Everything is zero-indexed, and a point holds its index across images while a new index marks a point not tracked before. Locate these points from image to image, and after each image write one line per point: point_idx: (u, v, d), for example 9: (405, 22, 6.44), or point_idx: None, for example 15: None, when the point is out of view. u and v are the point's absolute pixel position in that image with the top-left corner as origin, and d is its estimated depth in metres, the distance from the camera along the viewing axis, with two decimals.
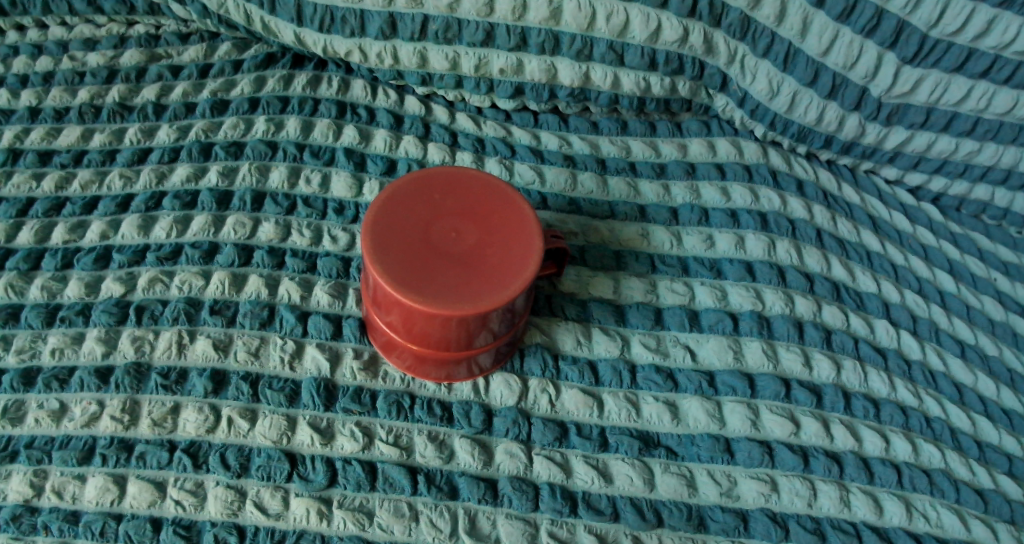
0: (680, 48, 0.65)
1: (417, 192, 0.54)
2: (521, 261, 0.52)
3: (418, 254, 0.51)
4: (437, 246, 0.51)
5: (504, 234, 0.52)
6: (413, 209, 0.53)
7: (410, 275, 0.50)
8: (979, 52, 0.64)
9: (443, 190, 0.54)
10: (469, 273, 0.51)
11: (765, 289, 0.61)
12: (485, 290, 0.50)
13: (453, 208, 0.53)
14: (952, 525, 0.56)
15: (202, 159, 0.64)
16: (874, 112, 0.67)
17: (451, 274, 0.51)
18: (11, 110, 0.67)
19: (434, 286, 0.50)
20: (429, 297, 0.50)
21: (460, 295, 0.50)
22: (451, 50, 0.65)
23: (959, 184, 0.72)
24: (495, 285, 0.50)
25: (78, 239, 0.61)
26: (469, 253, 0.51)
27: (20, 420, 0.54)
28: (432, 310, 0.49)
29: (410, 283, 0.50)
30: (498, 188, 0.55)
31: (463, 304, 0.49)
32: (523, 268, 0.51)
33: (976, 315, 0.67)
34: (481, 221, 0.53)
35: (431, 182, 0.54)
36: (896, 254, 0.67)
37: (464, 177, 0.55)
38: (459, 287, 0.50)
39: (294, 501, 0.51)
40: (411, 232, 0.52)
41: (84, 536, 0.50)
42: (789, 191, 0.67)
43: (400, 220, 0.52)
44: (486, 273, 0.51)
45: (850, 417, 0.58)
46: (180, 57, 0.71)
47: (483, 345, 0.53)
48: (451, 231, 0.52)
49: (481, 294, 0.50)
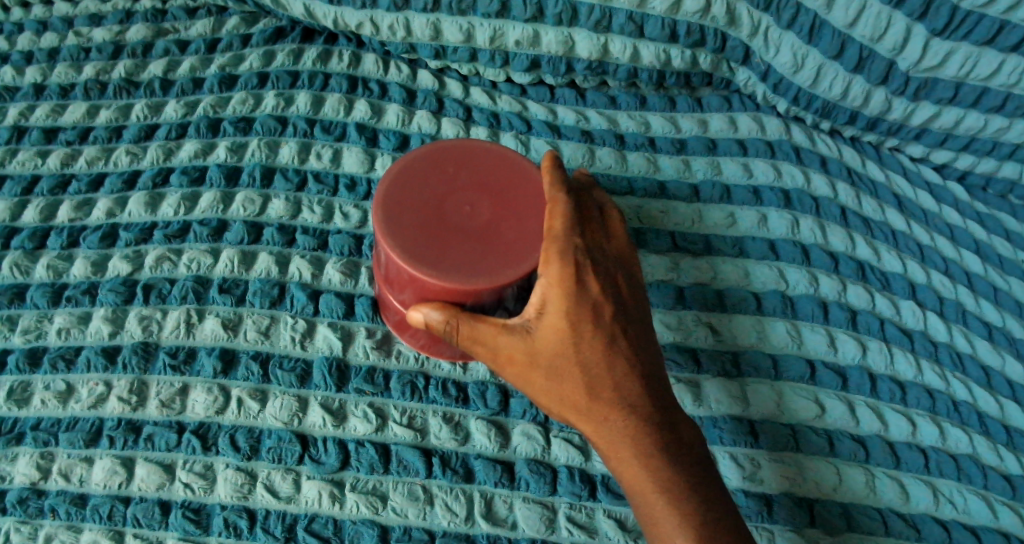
0: (701, 19, 0.63)
1: (428, 163, 0.52)
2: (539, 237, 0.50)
3: (431, 229, 0.50)
4: (451, 222, 0.50)
5: (521, 209, 0.51)
6: (424, 182, 0.51)
7: (423, 251, 0.49)
8: (1012, 24, 0.61)
9: (455, 161, 0.52)
10: (483, 248, 0.49)
11: (788, 268, 0.59)
12: (501, 268, 0.49)
13: (466, 180, 0.51)
14: (980, 512, 0.54)
15: (210, 135, 0.62)
16: (901, 87, 0.65)
17: (467, 250, 0.49)
18: (16, 87, 0.66)
19: (449, 263, 0.49)
20: (442, 274, 0.48)
21: (472, 272, 0.48)
22: (465, 22, 0.64)
23: (987, 163, 0.69)
24: (509, 262, 0.49)
25: (84, 217, 0.59)
26: (485, 228, 0.50)
27: (26, 401, 0.53)
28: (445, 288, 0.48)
29: (420, 259, 0.49)
30: (514, 158, 0.53)
31: (475, 281, 0.48)
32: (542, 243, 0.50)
33: (1004, 297, 0.65)
34: (497, 195, 0.51)
35: (442, 153, 0.53)
36: (923, 233, 0.65)
37: (478, 148, 0.53)
38: (470, 263, 0.49)
39: (306, 484, 0.50)
40: (423, 207, 0.50)
41: (91, 520, 0.49)
42: (813, 167, 0.65)
43: (413, 195, 0.51)
44: (500, 248, 0.49)
45: (876, 400, 0.56)
46: (188, 32, 0.69)
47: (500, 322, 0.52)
48: (466, 203, 0.50)
49: (494, 270, 0.48)
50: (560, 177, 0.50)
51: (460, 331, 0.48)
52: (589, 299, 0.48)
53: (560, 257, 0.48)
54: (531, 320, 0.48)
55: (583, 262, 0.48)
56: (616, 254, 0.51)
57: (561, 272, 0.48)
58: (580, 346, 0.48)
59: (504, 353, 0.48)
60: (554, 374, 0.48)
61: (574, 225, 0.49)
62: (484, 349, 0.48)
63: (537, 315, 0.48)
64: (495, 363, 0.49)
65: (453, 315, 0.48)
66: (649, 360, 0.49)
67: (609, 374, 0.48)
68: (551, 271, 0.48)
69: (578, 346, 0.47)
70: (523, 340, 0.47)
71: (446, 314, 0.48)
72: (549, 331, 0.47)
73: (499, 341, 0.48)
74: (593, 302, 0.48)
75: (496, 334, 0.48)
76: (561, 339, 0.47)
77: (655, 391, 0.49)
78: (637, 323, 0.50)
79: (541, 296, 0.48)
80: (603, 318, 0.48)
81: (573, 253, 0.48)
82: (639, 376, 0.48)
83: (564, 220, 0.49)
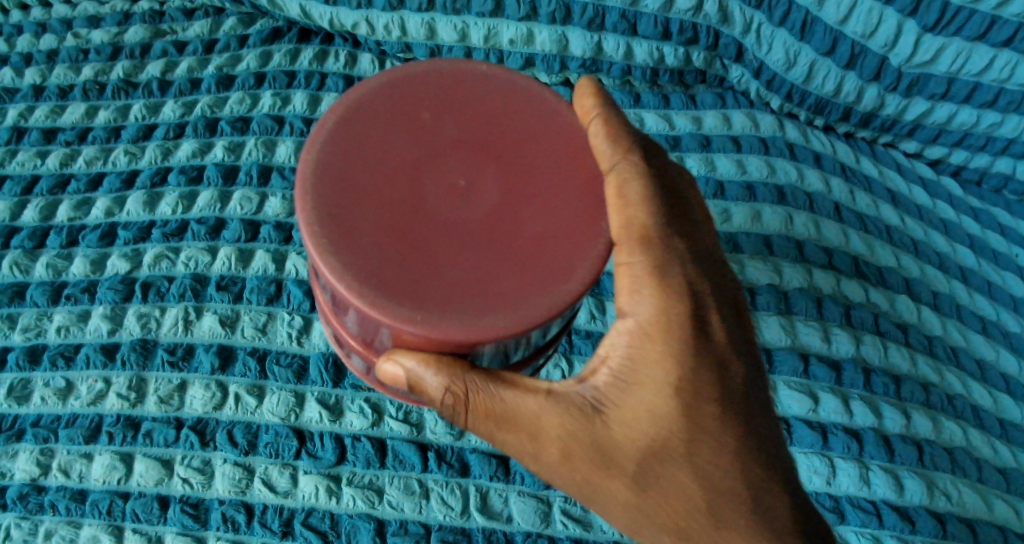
0: (694, 17, 0.64)
1: (402, 111, 0.40)
2: (573, 242, 0.38)
3: (410, 233, 0.37)
4: (439, 209, 0.37)
5: (545, 193, 0.39)
6: (398, 142, 0.39)
7: (401, 260, 0.37)
8: (1003, 19, 0.61)
9: (442, 108, 0.40)
10: (490, 254, 0.37)
11: (783, 264, 0.60)
12: (520, 291, 0.37)
13: (453, 144, 0.39)
14: (974, 504, 0.55)
15: (208, 135, 0.63)
16: (894, 83, 0.65)
17: (466, 258, 0.37)
18: (16, 88, 0.66)
19: (441, 280, 0.36)
20: (437, 301, 0.36)
21: (480, 294, 0.36)
22: (460, 21, 0.64)
23: (980, 158, 0.69)
24: (527, 272, 0.37)
25: (84, 216, 0.60)
26: (491, 221, 0.37)
27: (26, 399, 0.54)
28: (441, 325, 0.36)
29: (403, 281, 0.36)
30: (520, 113, 0.40)
31: (485, 308, 0.36)
32: (574, 243, 0.38)
33: (998, 292, 0.65)
34: (508, 167, 0.39)
35: (421, 95, 0.40)
36: (917, 228, 0.65)
37: (475, 88, 0.41)
38: (475, 279, 0.37)
39: (303, 478, 0.51)
40: (398, 185, 0.38)
41: (91, 515, 0.50)
42: (807, 163, 0.65)
43: (381, 164, 0.38)
44: (511, 252, 0.37)
45: (871, 394, 0.57)
46: (185, 33, 0.69)
47: (520, 360, 0.42)
48: (460, 179, 0.38)
49: (510, 286, 0.37)
50: (622, 135, 0.42)
51: (480, 408, 0.39)
52: (711, 356, 0.41)
53: (654, 288, 0.41)
54: (608, 393, 0.41)
55: (691, 300, 0.42)
56: (713, 264, 0.43)
57: (655, 313, 0.41)
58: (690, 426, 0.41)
59: (575, 447, 0.40)
60: (647, 470, 0.41)
61: (660, 227, 0.42)
62: (534, 439, 0.40)
63: (619, 387, 0.41)
64: (537, 451, 0.41)
65: (465, 375, 0.38)
66: (768, 436, 0.42)
67: (724, 461, 0.41)
68: (641, 318, 0.41)
69: (678, 418, 0.40)
70: (599, 426, 0.40)
71: (444, 371, 0.38)
72: (637, 406, 0.40)
73: (565, 430, 0.40)
74: (696, 349, 0.41)
75: (537, 414, 0.40)
76: (653, 418, 0.40)
77: (767, 451, 0.42)
78: (744, 355, 0.43)
79: (623, 358, 0.41)
80: (727, 384, 0.42)
81: (664, 268, 0.41)
82: (749, 437, 0.42)
83: (647, 212, 0.41)
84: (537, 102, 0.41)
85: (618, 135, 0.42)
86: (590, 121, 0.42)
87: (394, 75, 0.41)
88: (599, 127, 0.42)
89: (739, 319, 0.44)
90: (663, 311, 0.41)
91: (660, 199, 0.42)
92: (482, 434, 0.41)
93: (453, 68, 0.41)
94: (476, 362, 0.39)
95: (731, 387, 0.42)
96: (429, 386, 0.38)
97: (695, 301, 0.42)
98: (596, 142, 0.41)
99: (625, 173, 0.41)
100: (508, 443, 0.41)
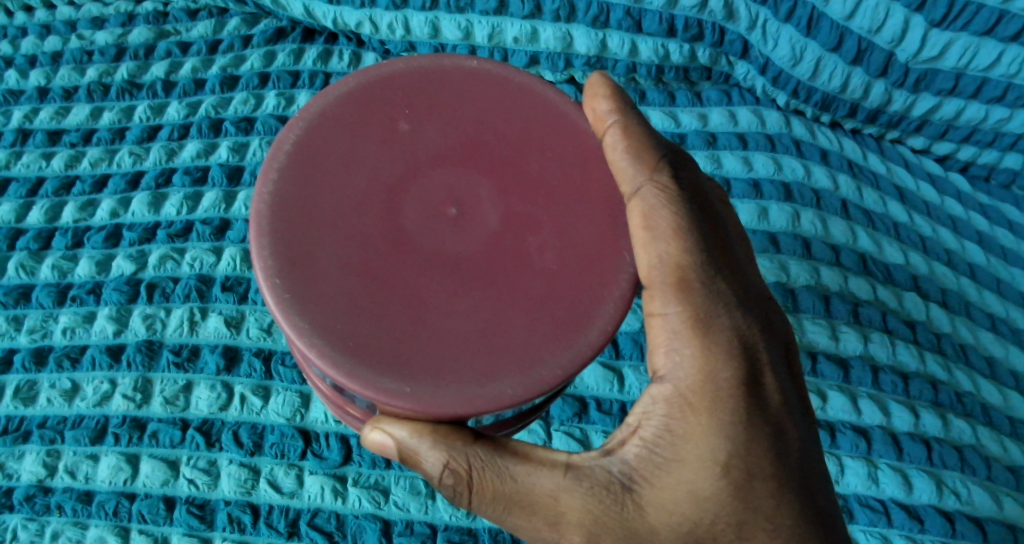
0: (699, 13, 0.64)
1: (373, 124, 0.38)
2: (570, 266, 0.36)
3: (388, 267, 0.35)
4: (424, 238, 0.36)
5: (550, 209, 0.37)
6: (372, 160, 0.37)
7: (381, 300, 0.35)
8: (1011, 14, 0.61)
9: (419, 117, 0.38)
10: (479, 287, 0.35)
11: (789, 261, 0.59)
12: (514, 328, 0.35)
13: (433, 161, 0.37)
14: (983, 502, 0.54)
15: (213, 135, 0.63)
16: (900, 79, 0.65)
17: (457, 294, 0.35)
18: (21, 90, 0.67)
19: (427, 325, 0.35)
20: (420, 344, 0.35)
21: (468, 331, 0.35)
22: (464, 20, 0.64)
23: (989, 154, 0.68)
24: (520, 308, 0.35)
25: (89, 218, 0.60)
26: (487, 246, 0.36)
27: (32, 400, 0.54)
28: (425, 368, 0.34)
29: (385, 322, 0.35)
30: (505, 125, 0.39)
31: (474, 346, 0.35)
32: (569, 270, 0.36)
33: (1008, 288, 0.65)
34: (505, 181, 0.37)
35: (393, 103, 0.39)
36: (924, 224, 0.65)
37: (450, 91, 0.39)
38: (460, 316, 0.35)
39: (309, 479, 0.51)
40: (374, 213, 0.36)
41: (97, 516, 0.50)
42: (813, 160, 0.65)
43: (351, 190, 0.37)
44: (499, 282, 0.35)
45: (879, 392, 0.56)
46: (189, 34, 0.69)
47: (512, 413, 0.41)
48: (450, 202, 0.36)
49: (505, 324, 0.35)
50: (643, 151, 0.41)
51: (485, 486, 0.38)
52: (761, 413, 0.40)
53: (695, 347, 0.39)
54: (639, 470, 0.39)
55: (736, 351, 0.40)
56: (757, 298, 0.42)
57: (699, 378, 0.39)
58: (745, 496, 0.39)
59: (603, 533, 0.38)
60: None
61: (695, 263, 0.40)
62: (554, 526, 0.38)
63: (653, 464, 0.39)
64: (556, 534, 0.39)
65: (466, 451, 0.37)
66: (823, 493, 0.41)
67: (781, 527, 0.39)
68: (681, 384, 0.39)
69: (725, 497, 0.38)
70: (630, 508, 0.38)
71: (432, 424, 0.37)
72: (677, 485, 0.38)
73: (589, 515, 0.38)
74: (745, 415, 0.39)
75: (556, 498, 0.38)
76: (696, 499, 0.38)
77: (826, 517, 0.40)
78: (795, 410, 0.41)
79: (661, 429, 0.39)
80: (782, 442, 0.40)
81: (703, 314, 0.40)
82: (807, 507, 0.40)
83: (675, 244, 0.40)
84: (521, 100, 0.40)
85: (639, 152, 0.41)
86: (605, 129, 0.41)
87: (357, 82, 0.39)
88: (618, 137, 0.41)
89: (787, 362, 0.42)
90: (707, 376, 0.39)
91: (688, 223, 0.41)
92: (491, 518, 0.40)
93: (423, 68, 0.40)
94: (477, 435, 0.38)
95: (788, 448, 0.40)
96: (424, 462, 0.37)
97: (743, 356, 0.40)
98: (616, 160, 0.40)
99: (648, 195, 0.40)
100: (523, 527, 0.39)
